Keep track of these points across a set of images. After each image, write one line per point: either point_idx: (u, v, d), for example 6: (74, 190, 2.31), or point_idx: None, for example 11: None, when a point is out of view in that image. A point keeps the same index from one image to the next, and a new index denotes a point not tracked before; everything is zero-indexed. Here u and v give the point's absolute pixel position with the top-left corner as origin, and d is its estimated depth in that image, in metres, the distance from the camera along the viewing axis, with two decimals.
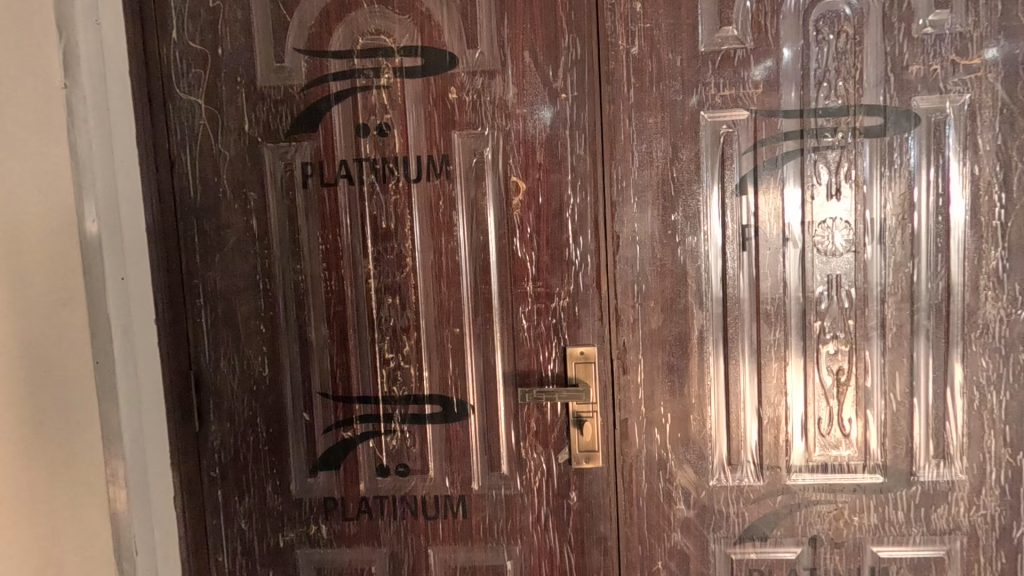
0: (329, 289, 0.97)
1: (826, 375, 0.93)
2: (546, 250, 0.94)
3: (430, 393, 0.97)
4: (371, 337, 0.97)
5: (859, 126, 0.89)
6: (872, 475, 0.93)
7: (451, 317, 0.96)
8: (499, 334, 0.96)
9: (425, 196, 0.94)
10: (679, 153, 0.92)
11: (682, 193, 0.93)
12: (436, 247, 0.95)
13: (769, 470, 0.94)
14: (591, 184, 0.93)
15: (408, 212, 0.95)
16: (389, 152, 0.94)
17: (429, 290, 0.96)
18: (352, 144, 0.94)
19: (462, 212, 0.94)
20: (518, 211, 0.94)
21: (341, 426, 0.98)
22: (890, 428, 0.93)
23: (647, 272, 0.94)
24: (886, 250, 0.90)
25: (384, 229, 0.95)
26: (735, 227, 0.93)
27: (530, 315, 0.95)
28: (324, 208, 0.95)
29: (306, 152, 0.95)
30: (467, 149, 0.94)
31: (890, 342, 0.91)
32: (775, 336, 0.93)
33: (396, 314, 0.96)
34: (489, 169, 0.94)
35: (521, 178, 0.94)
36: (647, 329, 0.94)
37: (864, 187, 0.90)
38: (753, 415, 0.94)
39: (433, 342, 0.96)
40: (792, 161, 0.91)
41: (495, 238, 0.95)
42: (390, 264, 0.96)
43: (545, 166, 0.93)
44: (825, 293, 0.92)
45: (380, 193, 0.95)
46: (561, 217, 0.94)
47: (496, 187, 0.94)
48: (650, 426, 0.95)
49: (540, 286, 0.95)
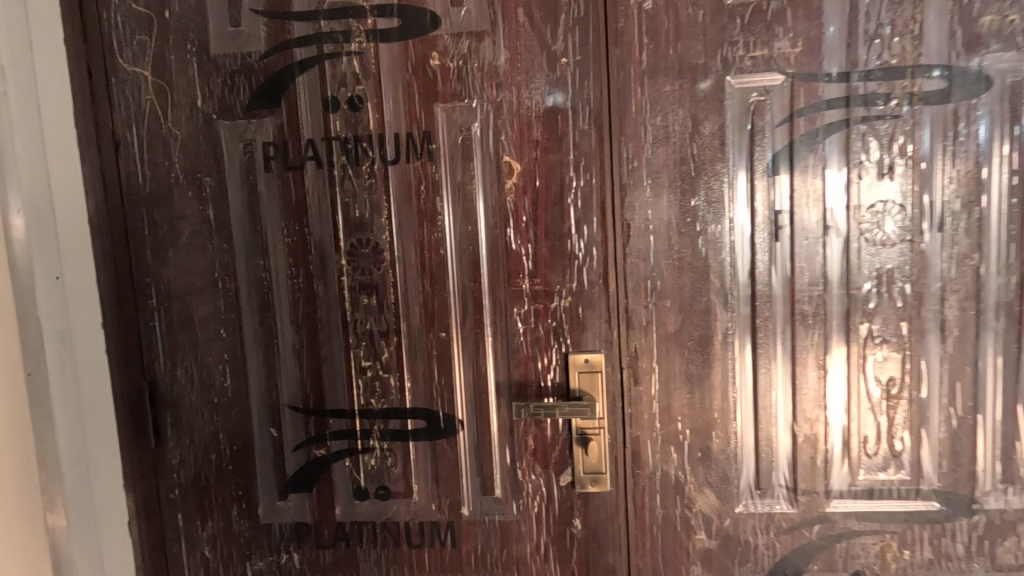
0: (297, 287, 0.84)
1: (873, 386, 0.79)
2: (545, 242, 0.81)
3: (413, 407, 0.85)
4: (346, 343, 0.85)
5: (918, 90, 0.75)
6: (927, 502, 0.80)
7: (437, 319, 0.83)
8: (491, 339, 0.83)
9: (405, 179, 0.82)
10: (700, 126, 0.78)
11: (703, 174, 0.79)
12: (418, 239, 0.82)
13: (805, 495, 0.81)
14: (597, 164, 0.80)
15: (385, 199, 0.82)
16: (363, 129, 0.81)
17: (411, 289, 0.83)
18: (320, 120, 0.82)
19: (448, 198, 0.82)
20: (512, 197, 0.81)
21: (313, 442, 0.86)
22: (950, 448, 0.79)
23: (663, 266, 0.81)
24: (948, 238, 0.76)
25: (358, 218, 0.83)
26: (766, 214, 0.79)
27: (527, 317, 0.83)
28: (290, 194, 0.83)
29: (268, 131, 0.82)
30: (453, 125, 0.81)
31: (950, 348, 0.78)
32: (812, 341, 0.80)
33: (374, 316, 0.84)
34: (478, 148, 0.81)
35: (515, 157, 0.80)
36: (662, 333, 0.81)
37: (922, 165, 0.76)
38: (787, 433, 0.81)
39: (416, 348, 0.84)
40: (836, 134, 0.77)
41: (485, 228, 0.82)
42: (366, 259, 0.83)
43: (543, 143, 0.80)
44: (873, 290, 0.78)
45: (353, 177, 0.82)
46: (562, 203, 0.81)
47: (486, 168, 0.81)
48: (665, 444, 0.83)
49: (538, 283, 0.82)
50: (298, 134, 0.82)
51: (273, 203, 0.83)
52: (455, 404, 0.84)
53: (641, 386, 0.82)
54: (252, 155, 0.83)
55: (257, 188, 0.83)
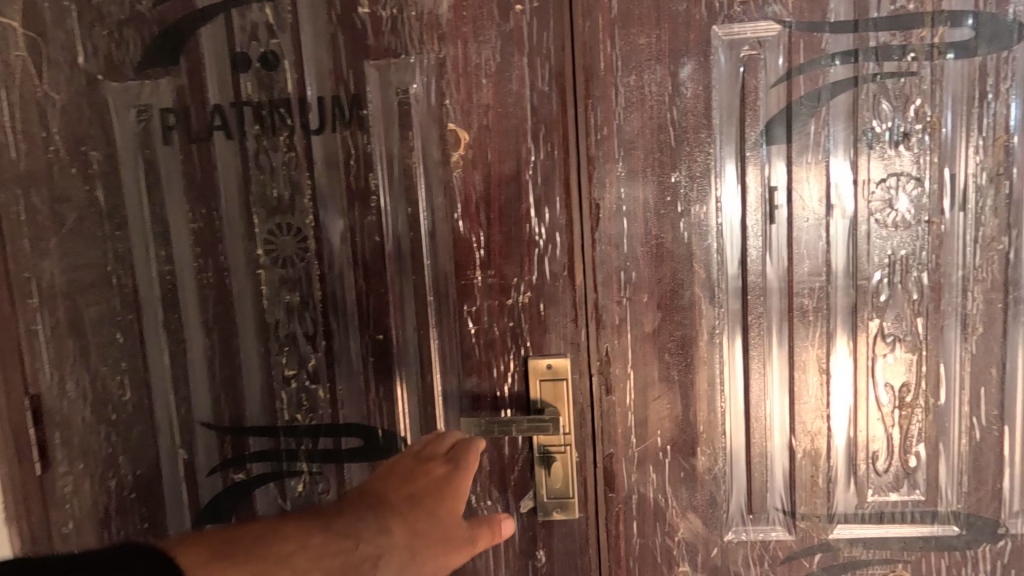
0: (206, 283, 0.71)
1: (883, 393, 0.68)
2: (500, 226, 0.69)
3: (347, 423, 0.72)
4: (266, 347, 0.72)
5: (939, 42, 0.63)
6: (945, 527, 0.69)
7: (374, 319, 0.71)
8: (438, 342, 0.71)
9: (332, 152, 0.68)
10: (681, 87, 0.66)
11: (685, 144, 0.67)
12: (349, 223, 0.69)
13: (804, 520, 0.70)
14: (560, 133, 0.67)
15: (308, 176, 0.69)
16: (280, 92, 0.68)
17: (342, 284, 0.70)
18: (228, 81, 0.68)
19: (384, 175, 0.68)
20: (460, 173, 0.68)
21: (231, 466, 0.74)
22: (972, 465, 0.68)
23: (638, 254, 0.68)
24: (973, 219, 0.65)
25: (277, 200, 0.69)
26: (760, 191, 0.67)
27: (480, 315, 0.70)
28: (194, 172, 0.69)
29: (166, 94, 0.68)
30: (387, 86, 0.67)
31: (973, 348, 0.66)
32: (813, 341, 0.68)
33: (298, 316, 0.71)
34: (418, 114, 0.68)
35: (463, 125, 0.67)
36: (638, 334, 0.69)
37: (943, 132, 0.64)
38: (784, 448, 0.69)
39: (349, 354, 0.71)
40: (842, 95, 0.64)
41: (429, 211, 0.69)
42: (288, 248, 0.70)
43: (496, 108, 0.67)
44: (884, 280, 0.66)
45: (269, 150, 0.69)
46: (519, 180, 0.68)
47: (428, 138, 0.68)
48: (642, 462, 0.71)
49: (492, 276, 0.69)
50: (202, 98, 0.68)
51: (175, 182, 0.70)
52: (397, 419, 0.72)
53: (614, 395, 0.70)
54: (148, 123, 0.69)
55: (156, 164, 0.70)
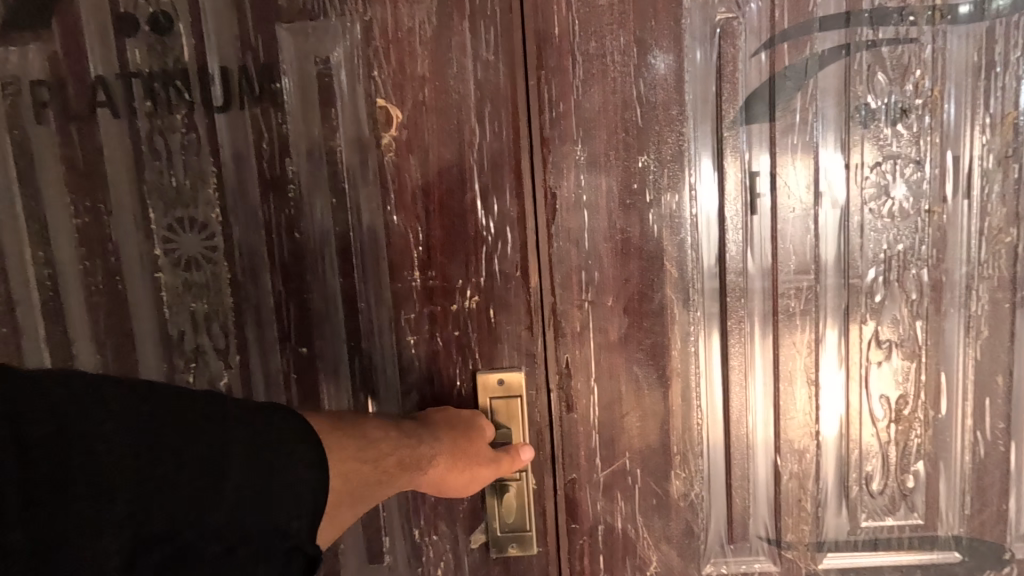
0: (93, 290, 0.60)
1: (878, 405, 0.60)
2: (441, 219, 0.59)
3: None
4: (170, 363, 0.62)
5: (940, 5, 0.55)
6: (946, 553, 0.61)
7: (296, 329, 0.61)
8: (372, 355, 0.61)
9: (240, 133, 0.58)
10: (649, 56, 0.57)
11: (654, 122, 0.57)
12: (263, 217, 0.59)
13: (790, 549, 0.62)
14: (509, 109, 0.57)
15: (212, 163, 0.59)
16: (176, 61, 0.57)
17: (257, 288, 0.60)
18: (112, 47, 0.57)
19: (303, 160, 0.58)
20: (393, 157, 0.58)
21: None
22: (977, 484, 0.60)
23: (602, 251, 0.59)
24: (978, 207, 0.57)
25: (177, 190, 0.59)
26: (740, 177, 0.58)
27: (420, 323, 0.60)
28: (73, 157, 0.59)
29: (37, 64, 0.57)
30: (304, 54, 0.57)
31: (979, 353, 0.59)
32: (800, 347, 0.60)
33: (205, 328, 0.61)
34: (342, 88, 0.57)
35: (395, 101, 0.57)
36: (603, 342, 0.60)
37: (945, 108, 0.56)
38: (767, 468, 0.61)
39: (269, 369, 0.62)
40: (832, 65, 0.56)
41: (358, 203, 0.59)
42: (191, 248, 0.60)
43: (434, 80, 0.57)
44: (879, 278, 0.58)
45: (163, 131, 0.58)
46: (462, 165, 0.58)
47: (355, 116, 0.58)
48: (609, 488, 0.62)
49: (434, 278, 0.60)
50: (79, 68, 0.57)
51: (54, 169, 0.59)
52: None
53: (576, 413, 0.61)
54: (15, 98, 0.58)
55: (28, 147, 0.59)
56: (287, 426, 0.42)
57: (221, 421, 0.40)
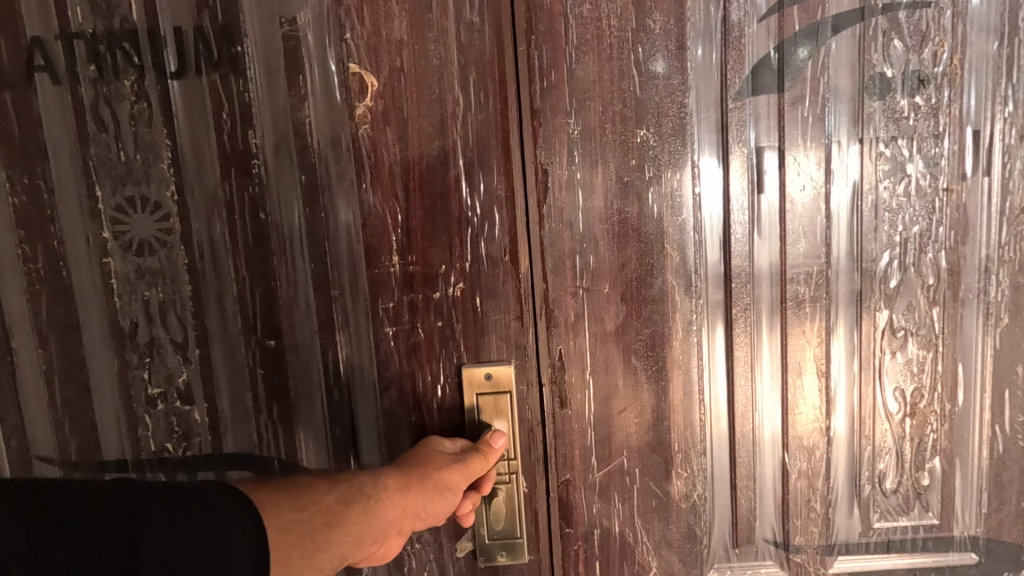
0: (36, 276, 0.55)
1: (892, 399, 0.56)
2: (420, 199, 0.54)
3: (235, 453, 0.58)
4: (123, 357, 0.56)
5: None
6: (962, 554, 0.58)
7: (262, 319, 0.56)
8: (346, 348, 0.56)
9: (196, 101, 0.53)
10: (648, 20, 0.52)
11: (654, 93, 0.53)
12: (222, 194, 0.54)
13: (798, 553, 0.58)
14: (494, 78, 0.53)
15: (166, 136, 0.54)
16: (125, 21, 0.52)
17: (218, 273, 0.55)
18: (55, 7, 0.52)
19: (267, 133, 0.53)
20: (369, 129, 0.53)
21: None
22: (995, 482, 0.57)
23: (598, 233, 0.54)
24: (999, 186, 0.53)
25: (128, 165, 0.54)
26: (746, 153, 0.54)
27: (399, 313, 0.55)
28: (13, 129, 0.54)
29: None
30: (267, 15, 0.52)
31: (998, 342, 0.55)
32: (810, 336, 0.55)
33: (160, 317, 0.56)
34: (312, 54, 0.52)
35: (369, 68, 0.53)
36: (599, 332, 0.56)
37: (966, 78, 0.52)
38: (774, 466, 0.57)
39: (232, 363, 0.56)
40: (846, 31, 0.52)
41: (329, 179, 0.54)
42: (144, 229, 0.55)
43: (410, 46, 0.52)
44: (894, 263, 0.54)
45: (112, 101, 0.53)
46: (444, 138, 0.53)
47: (324, 84, 0.53)
48: (606, 490, 0.58)
49: (414, 262, 0.55)
50: (19, 30, 0.52)
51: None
52: (297, 444, 0.57)
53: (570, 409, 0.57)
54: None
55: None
56: (203, 495, 0.36)
57: (134, 500, 0.35)
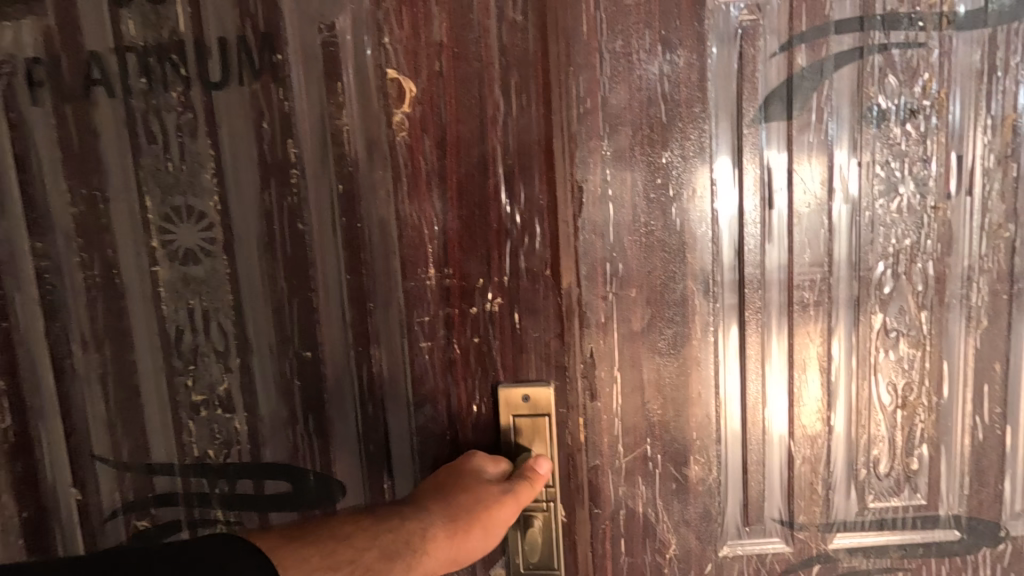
0: (92, 279, 0.61)
1: (885, 392, 0.63)
2: (456, 192, 0.60)
3: (271, 464, 0.64)
4: (170, 350, 0.62)
5: (948, 11, 0.58)
6: (948, 531, 0.65)
7: (299, 315, 0.61)
8: (382, 332, 0.62)
9: (242, 111, 0.59)
10: (673, 55, 0.58)
11: (677, 119, 0.59)
12: (267, 197, 0.60)
13: (802, 530, 0.65)
14: (521, 83, 0.59)
15: (210, 144, 0.59)
16: (173, 33, 0.58)
17: (258, 273, 0.61)
18: (109, 22, 0.58)
19: (307, 143, 0.59)
20: (412, 158, 0.59)
21: (132, 511, 0.64)
22: (975, 466, 0.64)
23: (626, 244, 0.61)
24: (979, 205, 0.60)
25: (176, 175, 0.60)
26: (758, 174, 0.60)
27: (436, 303, 0.61)
28: (73, 140, 0.59)
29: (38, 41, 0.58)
30: (307, 21, 0.58)
31: (979, 342, 0.62)
32: (813, 336, 0.62)
33: (205, 318, 0.62)
34: (362, 89, 0.59)
35: (408, 73, 0.59)
36: (626, 332, 0.62)
37: (951, 109, 0.59)
38: (781, 453, 0.64)
39: (273, 352, 0.62)
40: (847, 67, 0.59)
41: (370, 197, 0.60)
42: (191, 237, 0.61)
43: (451, 47, 0.58)
44: (888, 272, 0.61)
45: (162, 113, 0.59)
46: (482, 171, 0.60)
47: (364, 89, 0.59)
48: (630, 474, 0.64)
49: (451, 279, 0.61)
50: (77, 44, 0.58)
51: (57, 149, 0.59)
52: (333, 425, 0.63)
53: (599, 401, 0.63)
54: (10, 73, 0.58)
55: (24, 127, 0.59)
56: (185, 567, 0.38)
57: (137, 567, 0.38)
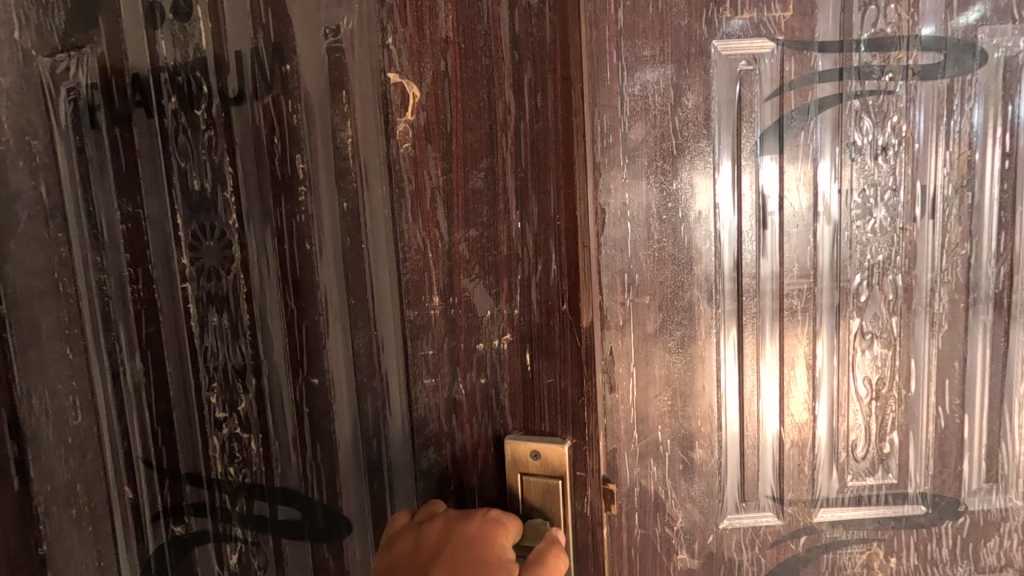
0: (137, 296, 0.64)
1: (862, 385, 0.73)
2: (462, 204, 0.56)
3: (289, 492, 0.66)
4: (197, 364, 0.65)
5: (913, 64, 0.68)
6: (916, 506, 0.75)
7: (307, 339, 0.62)
8: (389, 349, 0.60)
9: (260, 126, 0.59)
10: (682, 98, 0.69)
11: (685, 153, 0.70)
12: (282, 211, 0.61)
13: (791, 506, 0.75)
14: (534, 83, 0.55)
15: (229, 165, 0.61)
16: (197, 50, 0.59)
17: (272, 296, 0.62)
18: (148, 43, 0.59)
19: (314, 162, 0.59)
20: (417, 182, 0.57)
21: (169, 517, 0.68)
22: (938, 450, 0.74)
23: (642, 257, 0.71)
24: (941, 226, 0.71)
25: (200, 194, 0.62)
26: (754, 199, 0.71)
27: (441, 334, 0.59)
28: (121, 158, 0.61)
29: (89, 66, 0.60)
30: (314, 26, 0.57)
31: (941, 342, 0.73)
32: (801, 337, 0.73)
33: (224, 336, 0.64)
34: (365, 106, 0.57)
35: (412, 76, 0.56)
36: (641, 333, 0.72)
37: (916, 146, 0.70)
38: (773, 438, 0.74)
39: (289, 365, 0.63)
40: (829, 110, 0.69)
41: (372, 221, 0.58)
42: (214, 257, 0.63)
43: (456, 48, 0.55)
44: (864, 283, 0.72)
45: (191, 134, 0.61)
46: (491, 196, 0.56)
47: (369, 96, 0.57)
48: (644, 456, 0.74)
49: (455, 309, 0.58)
50: (122, 65, 0.60)
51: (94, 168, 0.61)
52: (340, 441, 0.64)
53: (617, 394, 0.73)
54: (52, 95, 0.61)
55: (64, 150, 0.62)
56: None
57: None
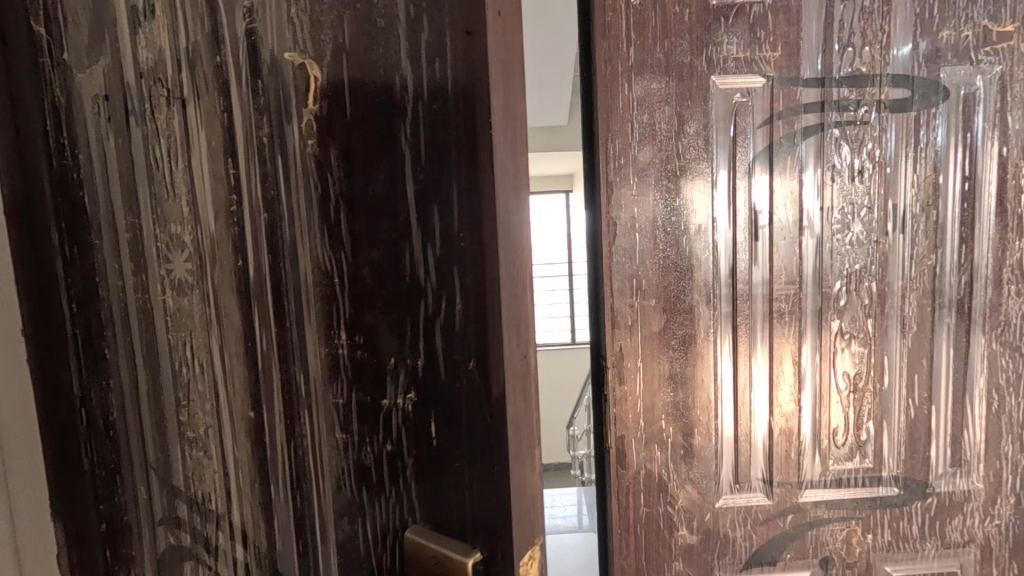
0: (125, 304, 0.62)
1: (842, 379, 0.83)
2: (365, 217, 0.51)
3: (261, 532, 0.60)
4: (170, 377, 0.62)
5: (885, 99, 0.78)
6: (889, 488, 0.85)
7: (251, 359, 0.57)
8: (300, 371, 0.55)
9: (199, 125, 0.55)
10: (685, 126, 0.78)
11: (687, 172, 0.79)
12: (214, 219, 0.56)
13: (780, 488, 0.84)
14: (449, 59, 0.46)
15: (183, 167, 0.56)
16: (162, 50, 0.55)
17: (227, 311, 0.57)
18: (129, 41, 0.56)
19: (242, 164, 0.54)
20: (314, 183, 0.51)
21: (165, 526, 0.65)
22: (908, 437, 0.84)
23: (648, 265, 0.80)
24: (910, 239, 0.81)
25: (166, 197, 0.58)
26: (747, 214, 0.80)
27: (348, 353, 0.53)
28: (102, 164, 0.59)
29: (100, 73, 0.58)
30: (232, 7, 0.52)
31: (910, 342, 0.82)
32: (788, 337, 0.82)
33: (184, 349, 0.60)
34: (270, 94, 0.51)
35: (313, 56, 0.50)
36: (647, 332, 0.81)
37: (888, 168, 0.80)
38: (764, 427, 0.83)
39: (231, 389, 0.59)
40: (812, 137, 0.79)
41: (284, 228, 0.53)
42: (176, 266, 0.59)
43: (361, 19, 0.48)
44: (844, 289, 0.81)
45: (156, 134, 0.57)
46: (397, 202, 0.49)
47: (280, 86, 0.51)
48: (649, 442, 0.83)
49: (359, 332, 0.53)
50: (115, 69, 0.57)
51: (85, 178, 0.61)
52: (281, 476, 0.58)
53: (626, 386, 0.82)
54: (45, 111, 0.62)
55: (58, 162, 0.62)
56: None
57: None
